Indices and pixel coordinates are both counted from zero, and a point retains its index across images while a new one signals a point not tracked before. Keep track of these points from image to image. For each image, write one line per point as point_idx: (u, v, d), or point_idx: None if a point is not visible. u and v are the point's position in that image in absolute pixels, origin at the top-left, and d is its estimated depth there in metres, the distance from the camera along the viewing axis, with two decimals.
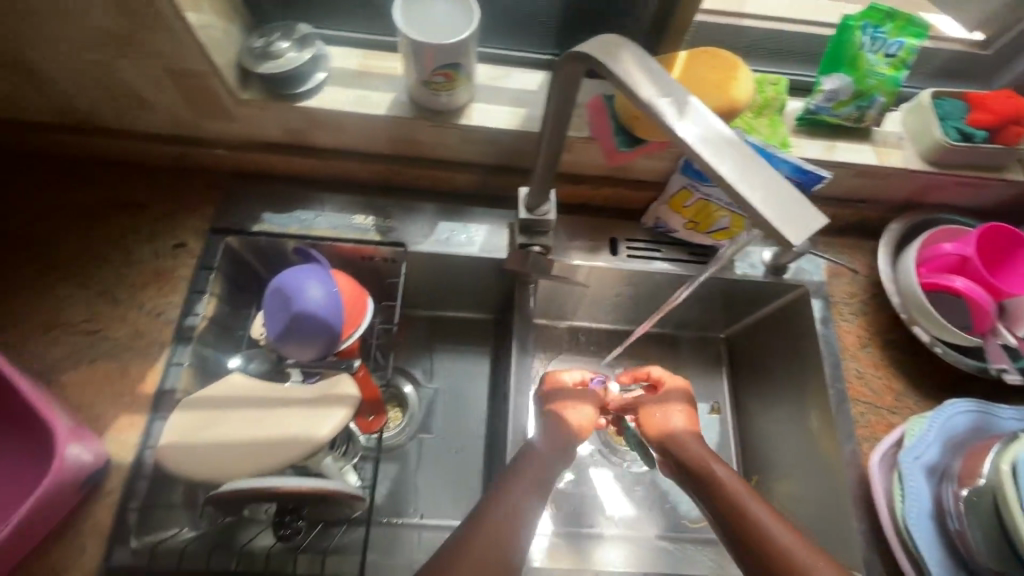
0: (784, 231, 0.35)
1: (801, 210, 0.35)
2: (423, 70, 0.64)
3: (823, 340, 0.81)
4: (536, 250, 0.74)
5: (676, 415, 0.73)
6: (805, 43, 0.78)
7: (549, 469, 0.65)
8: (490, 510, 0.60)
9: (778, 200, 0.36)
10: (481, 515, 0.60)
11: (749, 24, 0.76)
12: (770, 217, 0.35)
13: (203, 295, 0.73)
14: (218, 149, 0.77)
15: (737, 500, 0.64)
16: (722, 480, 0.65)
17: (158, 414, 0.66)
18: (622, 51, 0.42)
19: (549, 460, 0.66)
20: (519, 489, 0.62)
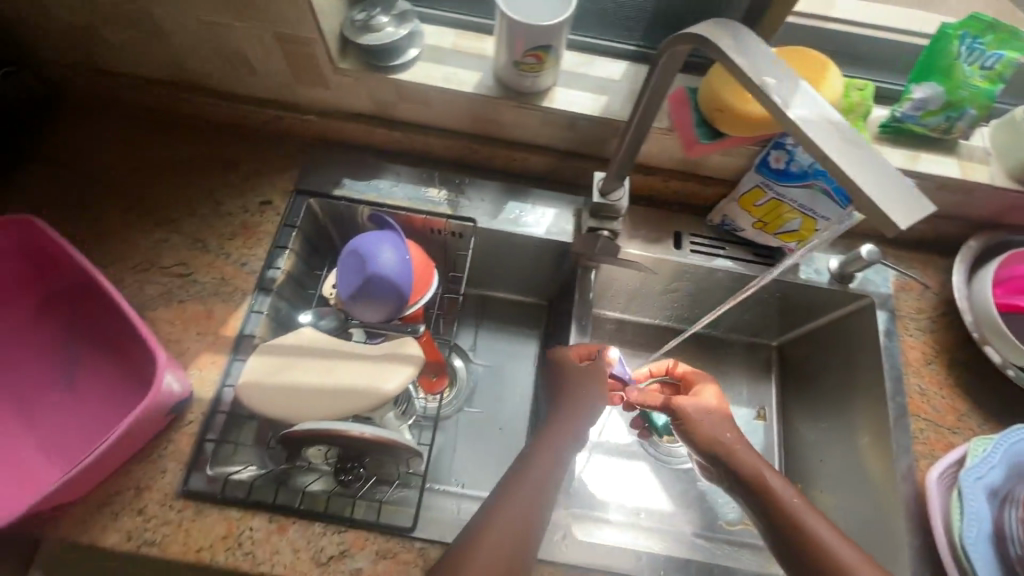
0: (892, 214, 0.36)
1: (911, 200, 0.36)
2: (515, 50, 0.67)
3: (885, 353, 0.80)
4: (604, 235, 0.76)
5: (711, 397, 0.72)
6: (895, 51, 0.77)
7: (556, 457, 0.63)
8: (496, 521, 0.57)
9: (887, 187, 0.37)
10: (487, 524, 0.57)
11: (840, 28, 0.76)
12: (878, 199, 0.36)
13: (285, 250, 0.77)
14: (309, 115, 0.81)
15: (792, 511, 0.60)
16: (777, 495, 0.61)
17: (237, 355, 0.71)
18: (735, 37, 0.44)
19: (559, 447, 0.64)
20: (524, 495, 0.59)
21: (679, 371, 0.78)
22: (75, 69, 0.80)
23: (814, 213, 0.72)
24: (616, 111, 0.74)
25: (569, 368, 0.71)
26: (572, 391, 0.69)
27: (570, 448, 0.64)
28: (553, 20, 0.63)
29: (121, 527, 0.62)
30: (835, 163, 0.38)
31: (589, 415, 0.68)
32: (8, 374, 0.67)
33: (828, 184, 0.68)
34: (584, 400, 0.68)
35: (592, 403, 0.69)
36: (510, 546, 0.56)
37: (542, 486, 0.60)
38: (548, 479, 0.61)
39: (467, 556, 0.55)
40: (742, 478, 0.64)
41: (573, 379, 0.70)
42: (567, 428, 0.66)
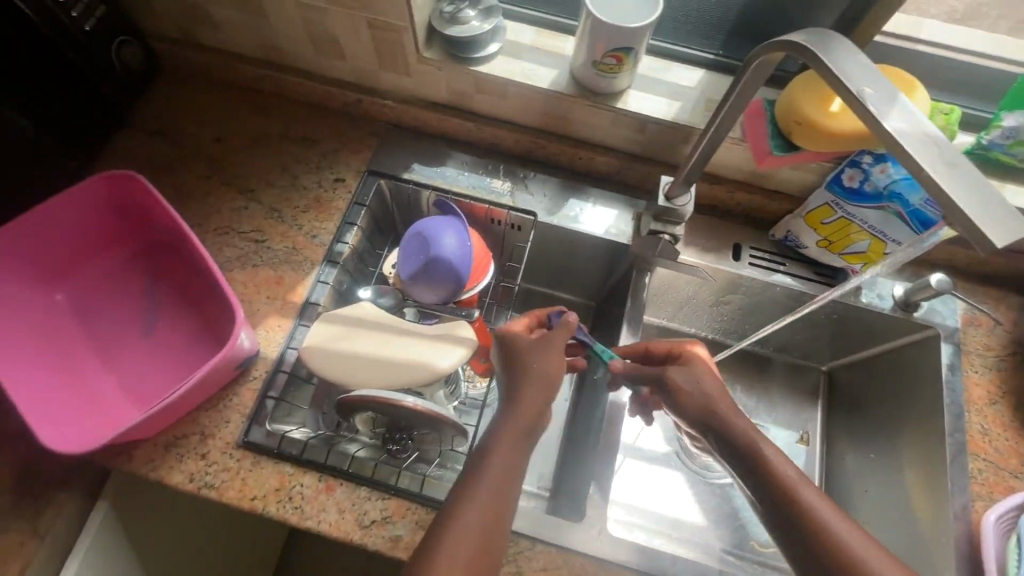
0: (987, 230, 0.36)
1: (1009, 215, 0.36)
2: (596, 51, 0.68)
3: (947, 387, 0.77)
4: (665, 238, 0.75)
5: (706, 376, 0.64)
6: (987, 78, 0.75)
7: (518, 446, 0.56)
8: (462, 522, 0.50)
9: (983, 202, 0.37)
10: (451, 524, 0.50)
11: (931, 51, 0.74)
12: (971, 212, 0.36)
13: (353, 226, 0.81)
14: (388, 100, 0.85)
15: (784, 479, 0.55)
16: (802, 498, 0.54)
17: (302, 321, 0.75)
18: (833, 45, 0.44)
19: (522, 436, 0.57)
20: (485, 491, 0.52)
21: (661, 350, 0.70)
22: (180, 43, 0.86)
23: (885, 235, 0.71)
24: (690, 118, 0.74)
25: (525, 351, 0.63)
26: (526, 370, 0.61)
27: (525, 432, 0.57)
28: (639, 23, 0.64)
29: (185, 468, 0.66)
30: (930, 175, 0.38)
31: (548, 389, 0.61)
32: (97, 316, 0.73)
33: (903, 208, 0.67)
34: (535, 378, 0.61)
35: (548, 383, 0.61)
36: (476, 548, 0.50)
37: (504, 482, 0.54)
38: (511, 473, 0.54)
39: (430, 556, 0.49)
40: (759, 477, 0.57)
41: (528, 356, 0.62)
42: (520, 411, 0.58)
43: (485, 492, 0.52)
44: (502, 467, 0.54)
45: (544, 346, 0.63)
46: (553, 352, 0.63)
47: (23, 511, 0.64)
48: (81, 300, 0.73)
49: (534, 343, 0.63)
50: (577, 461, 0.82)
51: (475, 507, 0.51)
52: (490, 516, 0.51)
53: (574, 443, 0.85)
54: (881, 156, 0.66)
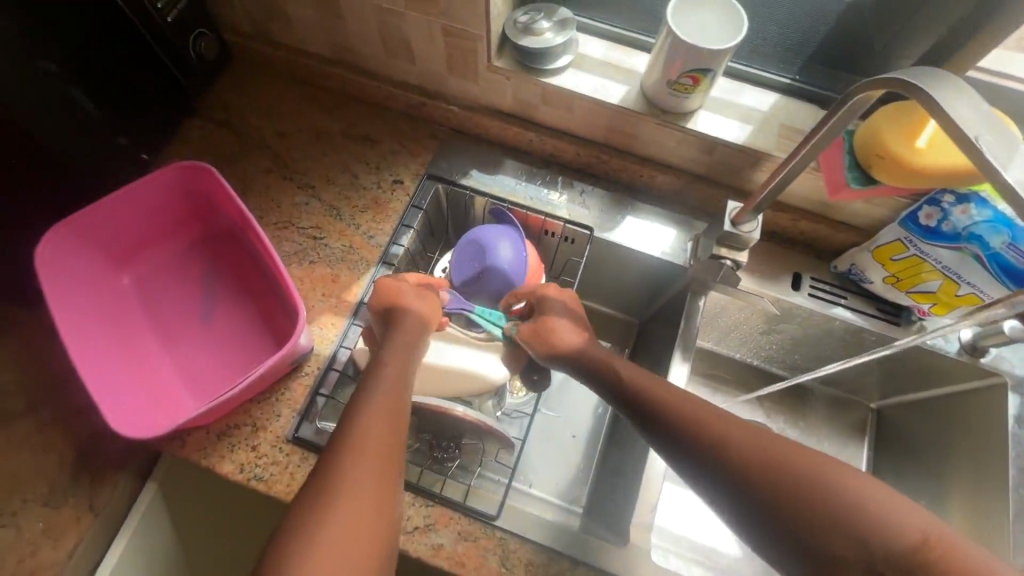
0: None
1: None
2: (673, 72, 0.67)
3: (1014, 439, 0.73)
4: (726, 264, 0.73)
5: (564, 325, 0.70)
6: None
7: (400, 380, 0.60)
8: (364, 435, 0.53)
9: None
10: (361, 440, 0.52)
11: None
12: None
13: (410, 229, 0.81)
14: (452, 106, 0.85)
15: (717, 433, 0.53)
16: None
17: (355, 320, 0.75)
18: (949, 89, 0.43)
19: (403, 372, 0.61)
20: (382, 412, 0.55)
21: (528, 290, 0.75)
22: (253, 37, 0.88)
23: (959, 277, 0.68)
24: (764, 143, 0.72)
25: (402, 301, 0.69)
26: (404, 314, 0.68)
27: (406, 364, 0.63)
28: (722, 45, 0.63)
29: (235, 459, 0.67)
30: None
31: (421, 335, 0.68)
32: (160, 299, 0.75)
33: (982, 251, 0.64)
34: (413, 321, 0.68)
35: (420, 324, 0.68)
36: (383, 464, 0.52)
37: (396, 412, 0.56)
38: (400, 388, 0.59)
39: (330, 482, 0.49)
40: (743, 482, 0.50)
41: (403, 294, 0.70)
42: (399, 351, 0.64)
43: (378, 413, 0.55)
44: (395, 393, 0.58)
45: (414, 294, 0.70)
46: (422, 300, 0.70)
47: (82, 487, 0.66)
48: (146, 283, 0.75)
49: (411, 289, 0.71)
50: (614, 479, 0.81)
51: (374, 422, 0.54)
52: (390, 434, 0.54)
53: (611, 462, 0.84)
54: (965, 195, 0.64)
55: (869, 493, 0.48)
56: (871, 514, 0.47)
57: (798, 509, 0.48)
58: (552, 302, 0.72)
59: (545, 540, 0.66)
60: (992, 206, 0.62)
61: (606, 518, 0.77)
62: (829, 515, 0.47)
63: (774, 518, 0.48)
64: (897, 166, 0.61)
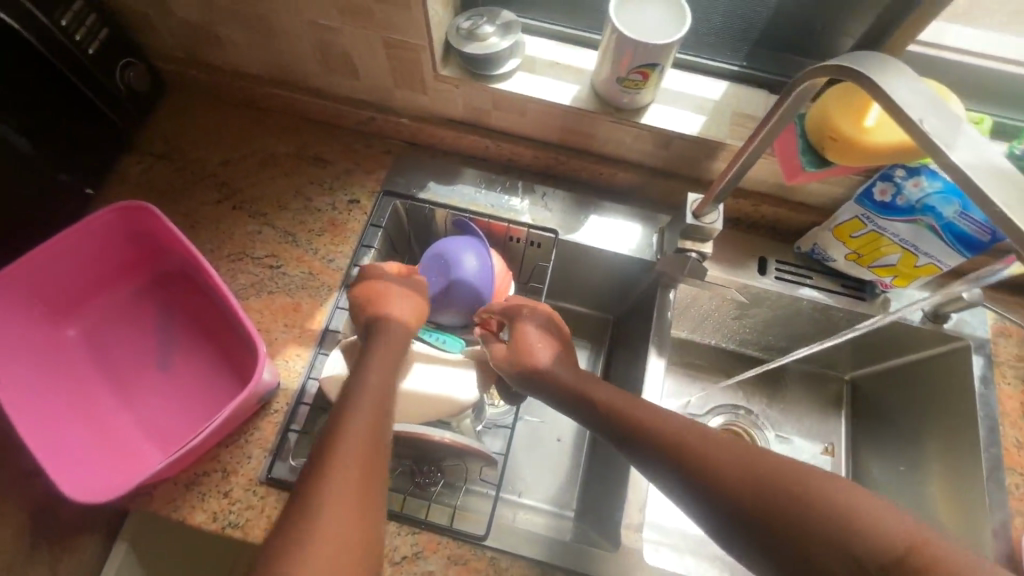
0: None
1: None
2: (621, 68, 0.66)
3: (980, 400, 0.75)
4: (692, 256, 0.73)
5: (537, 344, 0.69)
6: None
7: (386, 395, 0.56)
8: (341, 447, 0.49)
9: None
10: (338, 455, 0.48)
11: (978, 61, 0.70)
12: None
13: (371, 249, 0.79)
14: (403, 118, 0.83)
15: (742, 456, 0.50)
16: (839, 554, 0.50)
17: (321, 349, 0.73)
18: (886, 70, 0.43)
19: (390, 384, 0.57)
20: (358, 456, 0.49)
21: (502, 308, 0.72)
22: (188, 62, 0.84)
23: (917, 249, 0.69)
24: (718, 132, 0.72)
25: (386, 305, 0.67)
26: (385, 319, 0.65)
27: (385, 383, 0.57)
28: (667, 39, 0.62)
29: (208, 508, 0.64)
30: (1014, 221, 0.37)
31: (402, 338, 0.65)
32: (112, 351, 0.71)
33: (936, 222, 0.65)
34: (397, 326, 0.65)
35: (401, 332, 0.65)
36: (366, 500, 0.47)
37: (379, 423, 0.53)
38: (383, 400, 0.55)
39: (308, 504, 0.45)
40: (716, 490, 0.49)
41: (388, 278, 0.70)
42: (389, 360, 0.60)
43: (362, 444, 0.50)
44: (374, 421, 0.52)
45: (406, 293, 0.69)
46: (403, 301, 0.68)
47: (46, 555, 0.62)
48: (94, 334, 0.71)
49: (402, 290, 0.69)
50: (602, 482, 0.80)
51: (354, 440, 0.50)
52: (370, 469, 0.49)
53: (597, 464, 0.83)
54: (915, 169, 0.65)
55: (832, 487, 0.46)
56: (824, 504, 0.45)
57: (760, 506, 0.47)
58: (522, 312, 0.70)
59: (535, 554, 0.65)
60: (942, 177, 0.64)
61: (598, 521, 0.76)
62: (804, 519, 0.45)
63: (734, 515, 0.48)
64: (846, 145, 0.61)
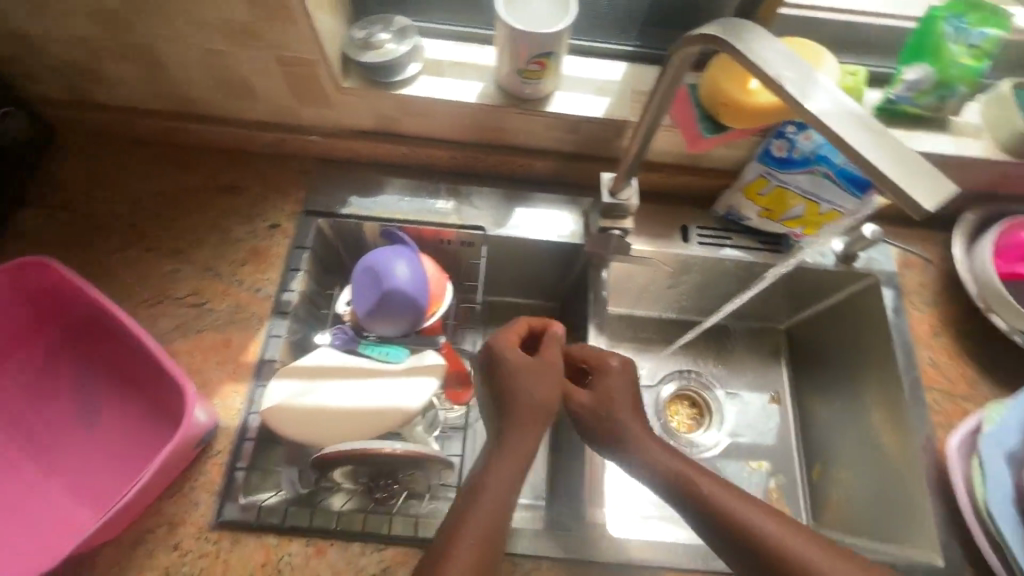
0: (909, 188, 0.39)
1: (923, 172, 0.39)
2: (519, 60, 0.68)
3: (895, 329, 0.81)
4: (616, 234, 0.76)
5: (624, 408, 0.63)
6: (892, 36, 0.77)
7: (513, 470, 0.57)
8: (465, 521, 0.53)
9: (904, 163, 0.40)
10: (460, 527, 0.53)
11: (841, 16, 0.75)
12: (891, 171, 0.40)
13: (298, 272, 0.77)
14: (313, 135, 0.81)
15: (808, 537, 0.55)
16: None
17: (259, 381, 0.71)
18: (743, 33, 0.46)
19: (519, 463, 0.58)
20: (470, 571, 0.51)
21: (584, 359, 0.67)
22: (79, 105, 0.80)
23: (818, 197, 0.74)
24: (621, 111, 0.75)
25: (517, 385, 0.61)
26: (515, 406, 0.60)
27: (517, 472, 0.57)
28: (555, 28, 0.64)
29: (158, 564, 0.61)
30: (889, 178, 0.40)
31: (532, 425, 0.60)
32: (29, 420, 0.66)
33: (830, 169, 0.71)
34: (526, 414, 0.60)
35: (526, 418, 0.60)
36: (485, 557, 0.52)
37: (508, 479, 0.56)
38: (516, 452, 0.58)
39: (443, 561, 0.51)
40: (730, 538, 0.55)
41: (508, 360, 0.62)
42: (516, 445, 0.59)
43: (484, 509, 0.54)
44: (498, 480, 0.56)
45: (534, 370, 0.62)
46: (536, 377, 0.62)
47: None
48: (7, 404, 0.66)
49: (531, 374, 0.62)
50: (563, 464, 0.81)
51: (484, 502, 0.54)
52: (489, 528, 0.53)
53: (562, 451, 0.82)
54: (802, 124, 0.71)
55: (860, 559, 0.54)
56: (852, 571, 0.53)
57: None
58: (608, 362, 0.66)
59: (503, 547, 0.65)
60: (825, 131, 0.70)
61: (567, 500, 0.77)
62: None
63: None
64: (735, 109, 0.65)
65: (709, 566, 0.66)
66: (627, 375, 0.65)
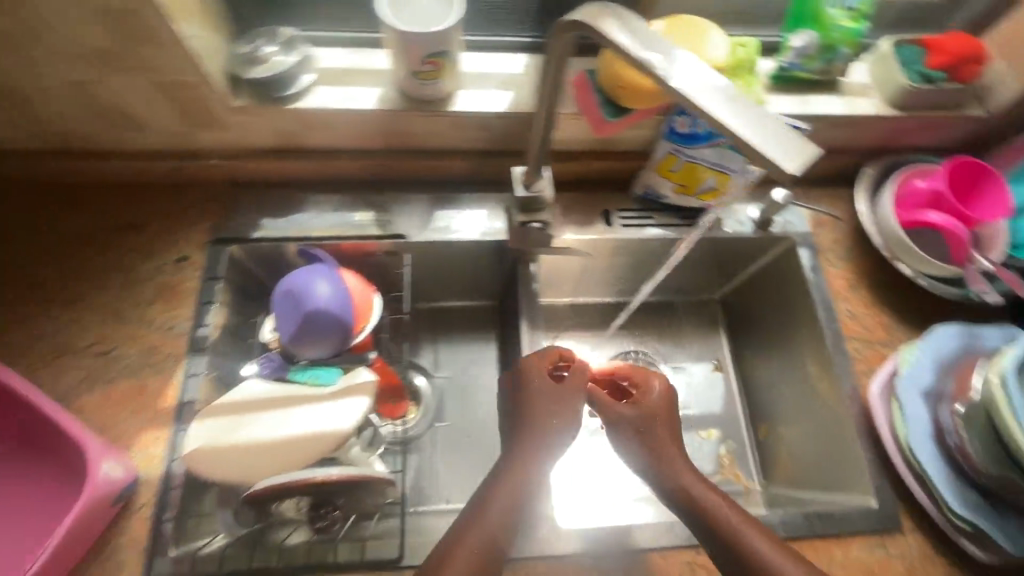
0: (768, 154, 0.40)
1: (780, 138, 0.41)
2: (412, 61, 0.66)
3: (813, 286, 0.84)
4: (536, 227, 0.76)
5: (662, 424, 0.67)
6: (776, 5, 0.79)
7: (518, 483, 0.61)
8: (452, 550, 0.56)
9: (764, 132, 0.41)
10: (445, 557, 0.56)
11: None
12: (751, 140, 0.41)
13: (213, 304, 0.73)
14: (213, 159, 0.77)
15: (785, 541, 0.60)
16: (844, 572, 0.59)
17: (181, 425, 0.67)
18: (603, 17, 0.47)
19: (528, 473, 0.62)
20: None
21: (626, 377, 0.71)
22: None
23: (726, 168, 0.76)
24: (525, 103, 0.74)
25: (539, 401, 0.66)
26: (538, 421, 0.65)
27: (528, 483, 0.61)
28: (441, 26, 0.63)
29: None
30: (754, 147, 0.41)
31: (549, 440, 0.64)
32: None
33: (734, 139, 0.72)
34: (549, 428, 0.65)
35: (550, 436, 0.64)
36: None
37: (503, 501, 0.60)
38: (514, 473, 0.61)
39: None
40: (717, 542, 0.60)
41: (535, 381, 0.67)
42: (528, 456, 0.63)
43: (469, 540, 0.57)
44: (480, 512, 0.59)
45: (559, 391, 0.66)
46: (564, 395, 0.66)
47: None
48: None
49: (553, 393, 0.66)
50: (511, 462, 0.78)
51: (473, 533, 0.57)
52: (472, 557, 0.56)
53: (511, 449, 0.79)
54: None
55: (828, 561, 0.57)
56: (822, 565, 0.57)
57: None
58: (651, 382, 0.69)
59: None
60: None
61: None
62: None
63: None
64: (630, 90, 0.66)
65: (660, 543, 0.67)
66: (667, 396, 0.69)
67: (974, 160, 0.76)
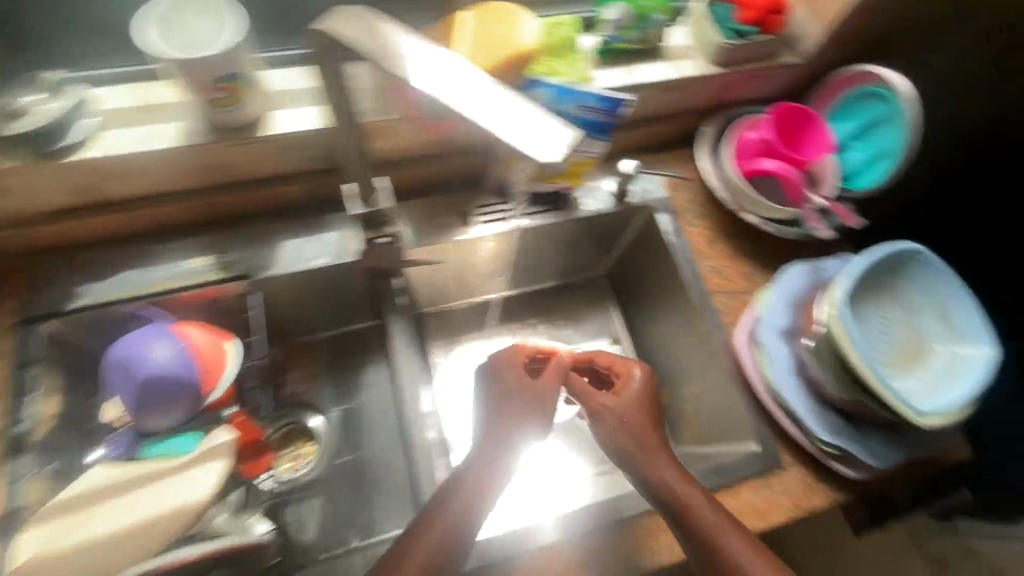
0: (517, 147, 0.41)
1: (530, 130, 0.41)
2: (199, 88, 0.60)
3: (678, 249, 0.84)
4: (383, 241, 0.71)
5: (645, 412, 0.66)
6: None
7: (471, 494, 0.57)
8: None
9: (515, 123, 0.42)
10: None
11: None
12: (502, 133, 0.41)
13: (32, 396, 0.64)
14: (5, 231, 0.68)
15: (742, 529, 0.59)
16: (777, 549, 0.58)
17: (8, 538, 0.58)
18: (349, 19, 0.45)
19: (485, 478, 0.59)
20: None
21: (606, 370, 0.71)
22: None
23: None
24: None
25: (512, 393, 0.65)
26: (508, 415, 0.64)
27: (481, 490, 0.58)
28: (216, 46, 0.57)
29: None
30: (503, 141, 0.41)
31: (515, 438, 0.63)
32: None
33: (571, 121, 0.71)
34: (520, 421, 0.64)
35: (517, 436, 0.63)
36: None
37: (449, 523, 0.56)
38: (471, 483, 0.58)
39: None
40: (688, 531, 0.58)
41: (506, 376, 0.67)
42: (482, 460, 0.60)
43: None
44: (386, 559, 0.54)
45: (534, 387, 0.66)
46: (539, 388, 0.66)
47: None
48: None
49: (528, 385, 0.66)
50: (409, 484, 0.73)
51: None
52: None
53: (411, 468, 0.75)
54: (528, 82, 0.69)
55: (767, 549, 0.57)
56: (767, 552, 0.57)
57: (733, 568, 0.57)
58: (633, 374, 0.69)
59: None
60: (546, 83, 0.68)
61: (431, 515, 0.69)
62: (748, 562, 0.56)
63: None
64: None
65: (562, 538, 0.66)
66: (649, 385, 0.69)
67: (795, 105, 0.81)
